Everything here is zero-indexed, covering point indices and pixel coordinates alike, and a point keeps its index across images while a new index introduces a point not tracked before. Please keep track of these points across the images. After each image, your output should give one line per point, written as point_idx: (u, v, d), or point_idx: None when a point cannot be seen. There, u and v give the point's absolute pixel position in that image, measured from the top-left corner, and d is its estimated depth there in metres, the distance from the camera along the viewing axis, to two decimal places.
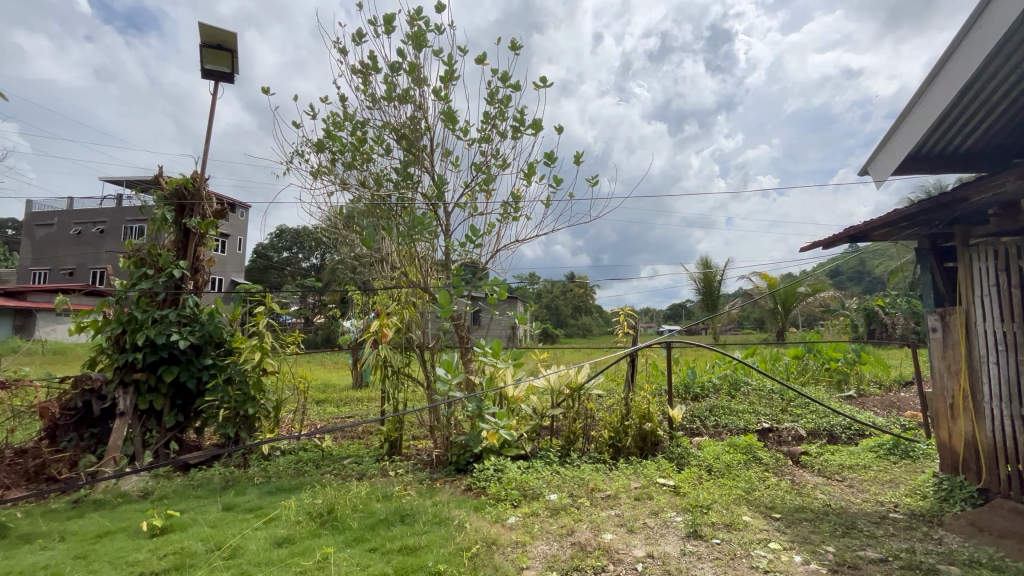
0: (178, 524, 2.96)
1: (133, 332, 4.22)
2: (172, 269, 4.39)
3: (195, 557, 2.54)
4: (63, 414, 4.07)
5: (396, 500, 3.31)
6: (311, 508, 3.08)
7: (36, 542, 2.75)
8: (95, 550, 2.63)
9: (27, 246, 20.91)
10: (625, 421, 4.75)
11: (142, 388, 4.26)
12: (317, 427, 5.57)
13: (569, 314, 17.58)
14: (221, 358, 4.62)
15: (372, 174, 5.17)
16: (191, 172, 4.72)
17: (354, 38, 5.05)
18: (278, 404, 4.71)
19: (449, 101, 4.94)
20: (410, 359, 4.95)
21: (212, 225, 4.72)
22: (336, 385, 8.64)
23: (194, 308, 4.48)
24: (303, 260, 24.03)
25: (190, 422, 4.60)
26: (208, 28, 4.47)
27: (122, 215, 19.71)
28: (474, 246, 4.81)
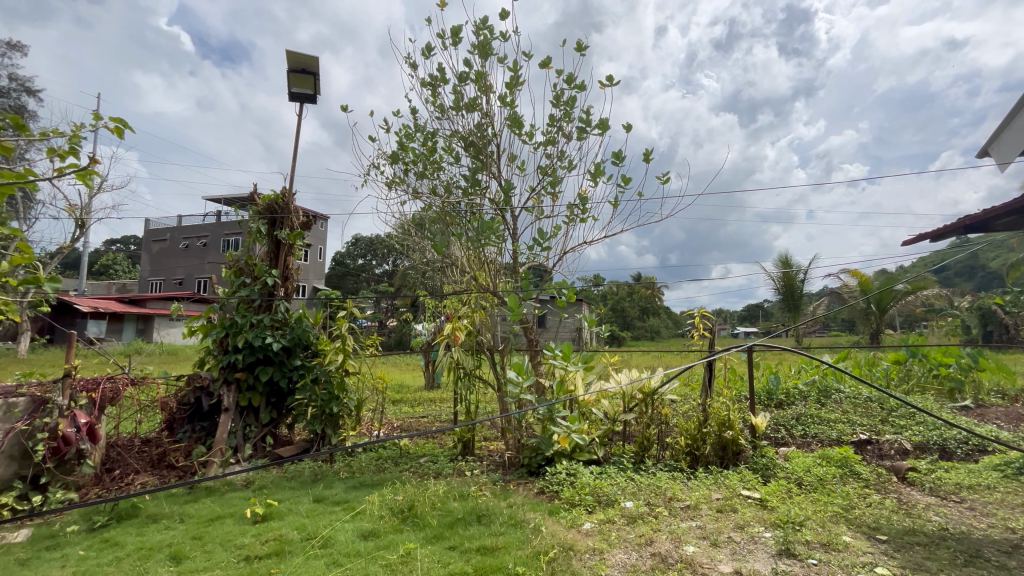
0: (276, 513, 3.21)
1: (235, 335, 4.65)
2: (266, 278, 4.80)
3: (293, 545, 2.75)
4: (179, 409, 4.56)
5: (473, 500, 3.37)
6: (394, 504, 3.22)
7: (161, 522, 3.10)
8: (209, 532, 2.92)
9: (146, 260, 23.77)
10: (703, 429, 4.52)
11: (243, 386, 4.67)
12: (394, 426, 5.82)
13: (636, 316, 17.15)
14: (309, 359, 4.95)
15: (442, 182, 5.34)
16: (280, 188, 5.12)
17: (423, 52, 5.26)
18: (359, 403, 4.97)
19: (515, 106, 5.00)
20: (481, 361, 5.03)
21: (300, 236, 5.10)
22: (409, 386, 8.99)
23: (285, 313, 4.85)
24: (377, 266, 25.38)
25: (282, 418, 4.97)
26: (294, 55, 4.84)
27: (221, 230, 21.88)
28: (542, 249, 4.81)
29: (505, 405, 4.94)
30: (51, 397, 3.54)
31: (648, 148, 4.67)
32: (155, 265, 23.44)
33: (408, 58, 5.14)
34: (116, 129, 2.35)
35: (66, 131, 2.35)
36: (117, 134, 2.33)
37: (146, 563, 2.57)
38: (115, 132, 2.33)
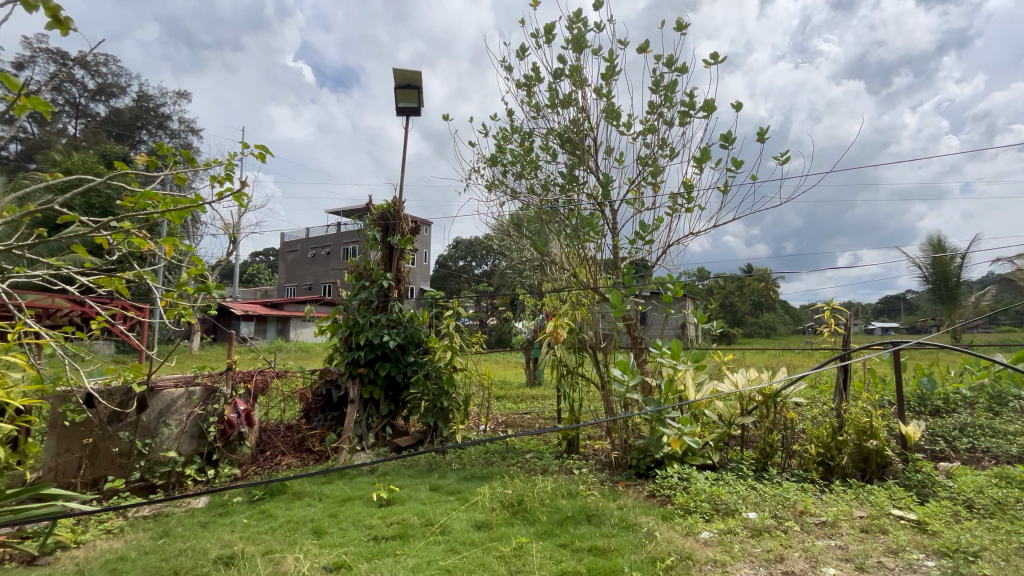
0: (398, 498, 3.47)
1: (357, 333, 5.10)
2: (381, 281, 5.22)
3: (414, 529, 2.94)
4: (314, 399, 5.12)
5: (581, 499, 3.34)
6: (504, 497, 3.31)
7: (305, 499, 3.52)
8: (342, 512, 3.23)
9: (283, 268, 27.22)
10: (838, 436, 4.00)
11: (365, 380, 5.11)
12: (500, 421, 6.02)
13: (748, 311, 15.81)
14: (421, 356, 5.29)
15: (540, 180, 5.37)
16: (391, 197, 5.53)
17: (518, 54, 5.34)
18: (467, 398, 5.19)
19: (612, 97, 4.86)
20: (584, 359, 4.97)
21: (410, 241, 5.46)
22: (512, 383, 9.22)
23: (399, 312, 5.25)
24: (476, 267, 26.40)
25: (399, 410, 5.36)
26: (400, 72, 5.19)
27: (341, 239, 24.31)
28: (644, 243, 4.61)
29: (610, 404, 4.83)
30: (218, 387, 4.16)
31: (762, 127, 4.25)
32: (289, 273, 26.75)
33: (503, 61, 5.25)
34: (258, 155, 2.70)
35: (223, 160, 2.80)
36: (259, 160, 2.68)
37: (294, 534, 2.91)
38: (258, 158, 2.69)
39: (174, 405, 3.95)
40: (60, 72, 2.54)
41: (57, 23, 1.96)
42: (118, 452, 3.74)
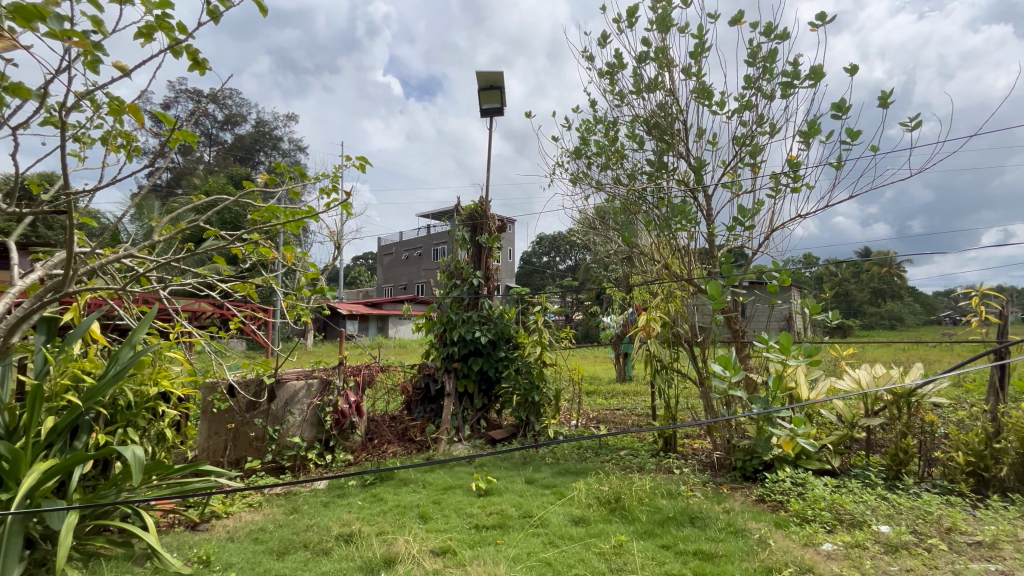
0: (496, 489, 3.57)
1: (451, 330, 5.33)
2: (472, 279, 5.41)
3: (513, 520, 3.01)
4: (414, 391, 5.46)
5: (683, 500, 3.20)
6: (600, 494, 3.28)
7: (410, 485, 3.76)
8: (444, 499, 3.40)
9: (380, 270, 29.30)
10: (994, 444, 3.42)
11: (460, 374, 5.34)
12: (591, 417, 5.97)
13: (867, 300, 14.10)
14: (511, 351, 5.42)
15: (626, 170, 5.21)
16: (478, 197, 5.69)
17: (600, 42, 5.21)
18: (557, 393, 5.21)
19: (702, 75, 4.57)
20: (680, 354, 4.74)
21: (497, 239, 5.60)
22: (601, 378, 9.10)
23: (490, 309, 5.42)
24: (560, 263, 26.35)
25: (492, 404, 5.53)
26: (483, 74, 5.33)
27: (431, 241, 25.58)
28: (744, 228, 4.28)
29: (710, 402, 4.55)
30: (332, 379, 4.59)
31: (882, 91, 3.74)
32: (386, 274, 28.72)
33: (584, 52, 5.16)
34: (358, 166, 2.93)
35: (330, 174, 3.12)
36: (360, 171, 2.91)
37: (402, 518, 3.11)
38: (359, 168, 2.92)
39: (296, 396, 4.40)
40: (198, 108, 2.97)
41: (198, 66, 2.32)
42: (255, 436, 4.22)
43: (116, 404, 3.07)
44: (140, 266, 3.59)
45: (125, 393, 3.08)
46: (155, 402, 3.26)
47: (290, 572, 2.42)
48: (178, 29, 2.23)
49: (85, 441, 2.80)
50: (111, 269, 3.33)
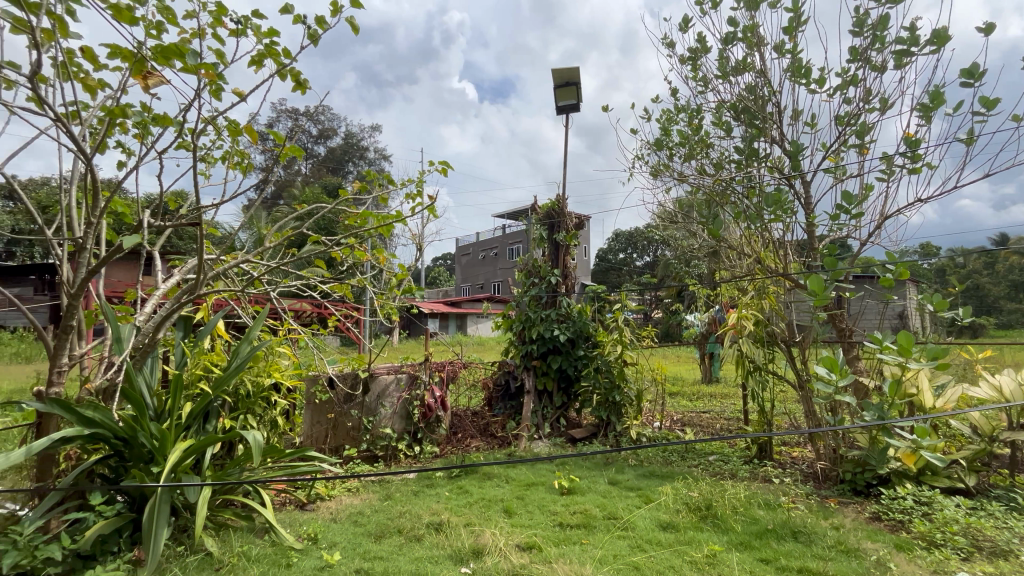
0: (579, 488, 3.55)
1: (530, 328, 5.37)
2: (550, 277, 5.43)
3: (598, 521, 2.97)
4: (495, 388, 5.57)
5: (784, 512, 2.96)
6: (690, 500, 3.13)
7: (494, 479, 3.85)
8: (528, 495, 3.44)
9: (459, 270, 30.30)
10: None
11: (539, 372, 5.37)
12: (675, 419, 5.73)
13: (1005, 295, 12.15)
14: (590, 350, 5.38)
15: (712, 159, 4.93)
16: (555, 195, 5.69)
17: (681, 27, 4.98)
18: (639, 393, 5.07)
19: (798, 51, 4.19)
20: (775, 354, 4.40)
21: (575, 236, 5.58)
22: (684, 379, 8.71)
23: (568, 307, 5.42)
24: (637, 259, 25.55)
25: (571, 403, 5.50)
26: (559, 71, 5.31)
27: (506, 241, 25.98)
28: (850, 217, 3.86)
29: (812, 408, 4.16)
30: (419, 374, 4.81)
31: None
32: (464, 274, 29.66)
33: (665, 39, 4.96)
34: (443, 163, 3.16)
35: (415, 179, 3.42)
36: (444, 166, 3.13)
37: (488, 511, 3.19)
38: (443, 165, 3.13)
39: (388, 389, 4.68)
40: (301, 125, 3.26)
41: (300, 86, 2.57)
42: (352, 426, 4.52)
43: (238, 393, 3.47)
44: (254, 269, 4.03)
45: (245, 383, 3.48)
46: (269, 391, 3.64)
47: (387, 555, 2.58)
48: (283, 55, 2.49)
49: (214, 424, 3.19)
50: (232, 273, 3.77)
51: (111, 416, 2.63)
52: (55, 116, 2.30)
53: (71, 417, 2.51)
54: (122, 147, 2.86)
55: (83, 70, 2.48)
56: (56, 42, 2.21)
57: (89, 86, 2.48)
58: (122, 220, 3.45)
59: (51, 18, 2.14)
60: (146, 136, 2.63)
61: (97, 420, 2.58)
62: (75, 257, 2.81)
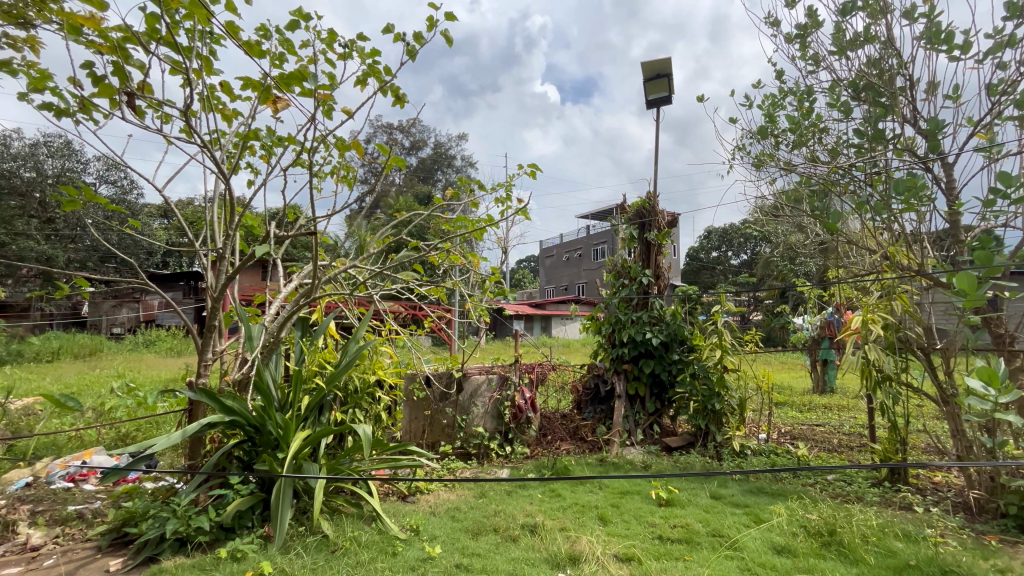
0: (678, 500, 3.36)
1: (620, 330, 5.22)
2: (641, 278, 5.23)
3: (701, 537, 2.79)
4: (584, 391, 5.47)
5: (929, 546, 2.56)
6: (808, 523, 2.83)
7: (587, 485, 3.76)
8: (623, 504, 3.33)
9: (543, 272, 30.42)
10: None
11: (630, 376, 5.19)
12: (784, 432, 5.24)
13: None
14: (686, 354, 5.11)
15: (826, 145, 4.42)
16: (646, 192, 5.49)
17: (786, 3, 4.55)
18: (742, 402, 4.70)
19: (936, 14, 3.60)
20: (910, 363, 3.85)
21: (667, 235, 5.33)
22: (792, 387, 7.93)
23: (661, 308, 5.18)
24: (733, 258, 23.85)
25: (665, 409, 5.26)
26: (649, 64, 5.11)
27: (591, 242, 25.60)
28: (1012, 203, 3.24)
29: (960, 426, 3.57)
30: (509, 375, 4.87)
31: None
32: (549, 275, 29.70)
33: (767, 17, 4.56)
34: (533, 167, 3.36)
35: (504, 183, 3.55)
36: (534, 172, 3.35)
37: (582, 517, 3.13)
38: (533, 169, 3.35)
39: (479, 389, 4.78)
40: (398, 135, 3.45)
41: (399, 100, 2.73)
42: (446, 423, 4.68)
43: (347, 388, 3.75)
44: (359, 274, 4.35)
45: (354, 379, 3.75)
46: (373, 388, 3.90)
47: (485, 553, 2.62)
48: (384, 73, 2.66)
49: (328, 417, 3.47)
50: (341, 277, 4.11)
51: (246, 405, 2.97)
52: (201, 143, 2.67)
53: (216, 405, 2.86)
54: (251, 167, 3.24)
55: (221, 101, 2.85)
56: (202, 79, 2.56)
57: (226, 114, 2.84)
58: (252, 231, 3.90)
59: (199, 58, 2.48)
60: (271, 156, 2.95)
61: (235, 409, 2.93)
62: (217, 266, 3.23)
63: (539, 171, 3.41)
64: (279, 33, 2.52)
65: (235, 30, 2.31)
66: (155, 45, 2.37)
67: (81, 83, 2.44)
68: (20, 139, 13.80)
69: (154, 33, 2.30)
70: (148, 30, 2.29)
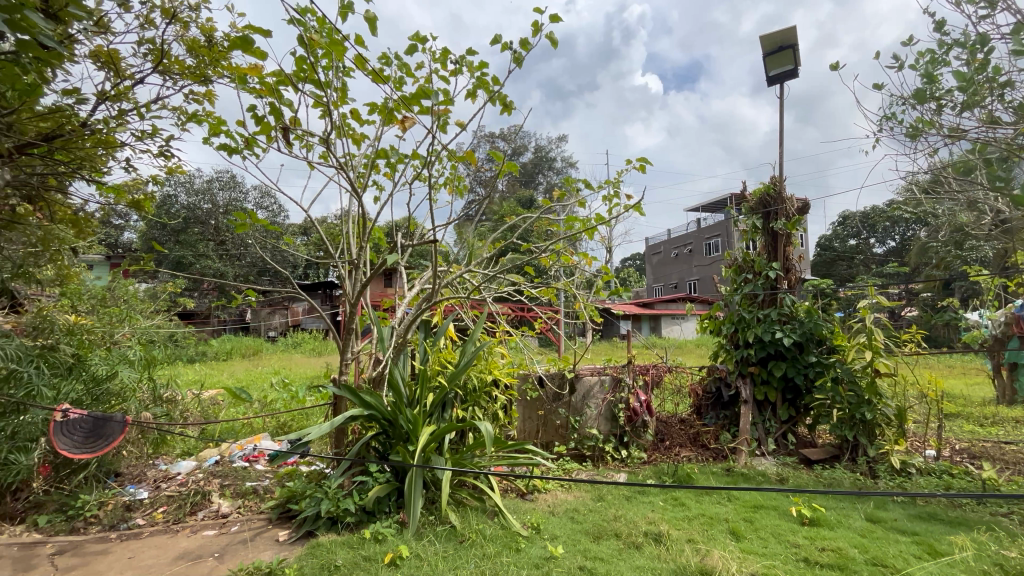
0: (825, 520, 2.99)
1: (744, 330, 4.80)
2: (768, 272, 4.75)
3: (857, 564, 2.45)
4: (704, 396, 5.08)
5: None
6: (1004, 561, 2.35)
7: (714, 496, 3.51)
8: (758, 520, 3.04)
9: (651, 270, 29.20)
10: None
11: (758, 380, 4.75)
12: (959, 449, 4.40)
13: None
14: (826, 356, 4.55)
15: (1009, 103, 3.61)
16: (770, 179, 4.99)
17: None
18: (901, 412, 4.05)
19: None
20: None
21: (798, 223, 4.79)
22: (967, 396, 6.64)
23: (792, 306, 4.68)
24: (878, 245, 20.69)
25: (801, 417, 4.73)
26: (769, 37, 4.66)
27: (702, 236, 23.96)
28: None
29: None
30: (623, 376, 4.74)
31: None
32: (657, 273, 28.41)
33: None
34: (643, 160, 3.23)
35: (611, 180, 3.47)
36: (642, 166, 3.23)
37: (711, 529, 2.93)
38: (643, 161, 3.22)
39: (592, 390, 4.73)
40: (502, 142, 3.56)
41: (506, 108, 2.81)
42: (560, 423, 4.69)
43: (467, 387, 3.93)
44: (473, 278, 4.55)
45: (472, 378, 3.93)
46: (490, 387, 4.05)
47: (608, 557, 2.57)
48: (492, 83, 2.75)
49: (450, 413, 3.69)
50: (458, 282, 4.34)
51: (381, 401, 3.28)
52: (338, 166, 3.01)
53: (357, 401, 3.22)
54: (377, 184, 3.57)
55: (352, 127, 3.18)
56: (338, 109, 2.87)
57: (356, 138, 3.16)
58: (379, 242, 4.28)
59: (335, 91, 2.79)
60: (394, 173, 3.22)
61: (372, 404, 3.24)
62: (353, 275, 3.62)
63: (649, 164, 3.27)
64: (397, 59, 2.74)
65: (363, 61, 2.56)
66: (302, 84, 2.72)
67: (247, 124, 2.88)
68: (200, 177, 16.78)
69: (301, 73, 2.64)
70: (297, 71, 2.63)
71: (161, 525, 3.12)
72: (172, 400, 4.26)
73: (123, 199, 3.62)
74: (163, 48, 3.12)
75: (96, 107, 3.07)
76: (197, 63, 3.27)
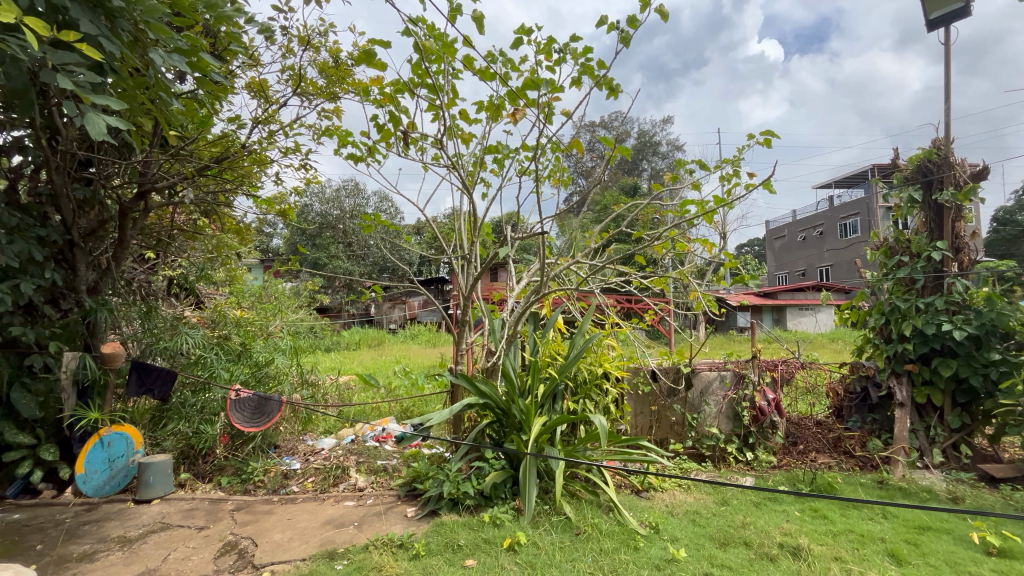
0: (1020, 552, 2.46)
1: (898, 322, 4.10)
2: (930, 253, 4.03)
3: None
4: (847, 396, 4.47)
5: None
6: None
7: (865, 511, 3.07)
8: (926, 543, 2.60)
9: (773, 256, 26.50)
10: None
11: (918, 380, 4.07)
12: None
13: None
14: (1015, 354, 3.73)
15: None
16: (931, 142, 4.21)
17: None
18: None
19: None
20: None
21: (972, 193, 3.97)
22: None
23: (965, 293, 3.90)
24: None
25: (980, 427, 3.95)
26: None
27: (834, 216, 21.04)
28: None
29: None
30: (746, 372, 4.34)
31: None
32: (780, 259, 25.72)
33: None
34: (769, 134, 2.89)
35: (730, 159, 3.16)
36: (768, 142, 2.89)
37: (863, 549, 2.56)
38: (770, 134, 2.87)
39: (710, 386, 4.40)
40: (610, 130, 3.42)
41: (613, 92, 2.71)
42: (675, 420, 4.44)
43: (577, 379, 3.89)
44: (580, 269, 4.48)
45: (583, 370, 3.88)
46: (601, 379, 3.97)
47: (738, 567, 2.38)
48: (598, 67, 2.66)
49: (562, 405, 3.70)
50: (565, 274, 4.32)
51: (495, 390, 3.39)
52: (448, 165, 3.14)
53: (472, 389, 3.35)
54: (484, 181, 3.67)
55: (461, 127, 3.30)
56: (448, 111, 3.00)
57: (465, 138, 3.26)
58: (488, 237, 4.39)
59: (446, 93, 2.92)
60: (501, 168, 3.28)
61: (486, 393, 3.36)
62: (465, 269, 3.77)
63: (776, 138, 2.92)
64: (503, 55, 2.77)
65: (472, 61, 2.63)
66: (417, 90, 2.88)
67: (370, 134, 3.13)
68: (330, 187, 18.85)
69: (416, 79, 2.80)
70: (412, 78, 2.80)
71: (311, 493, 3.57)
72: (315, 384, 4.84)
73: (273, 210, 4.17)
74: (301, 73, 3.52)
75: (252, 130, 3.56)
76: (327, 83, 3.64)
